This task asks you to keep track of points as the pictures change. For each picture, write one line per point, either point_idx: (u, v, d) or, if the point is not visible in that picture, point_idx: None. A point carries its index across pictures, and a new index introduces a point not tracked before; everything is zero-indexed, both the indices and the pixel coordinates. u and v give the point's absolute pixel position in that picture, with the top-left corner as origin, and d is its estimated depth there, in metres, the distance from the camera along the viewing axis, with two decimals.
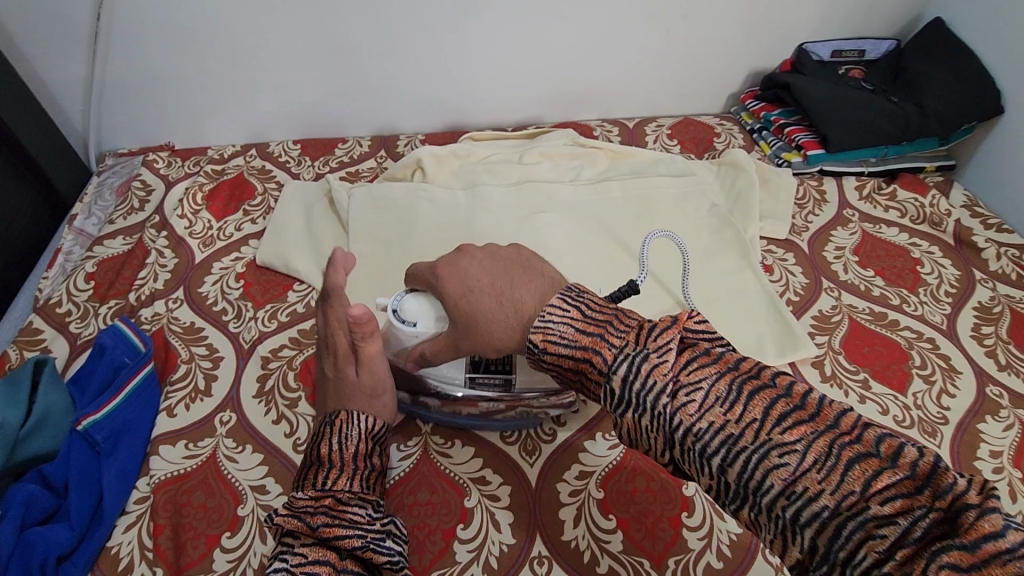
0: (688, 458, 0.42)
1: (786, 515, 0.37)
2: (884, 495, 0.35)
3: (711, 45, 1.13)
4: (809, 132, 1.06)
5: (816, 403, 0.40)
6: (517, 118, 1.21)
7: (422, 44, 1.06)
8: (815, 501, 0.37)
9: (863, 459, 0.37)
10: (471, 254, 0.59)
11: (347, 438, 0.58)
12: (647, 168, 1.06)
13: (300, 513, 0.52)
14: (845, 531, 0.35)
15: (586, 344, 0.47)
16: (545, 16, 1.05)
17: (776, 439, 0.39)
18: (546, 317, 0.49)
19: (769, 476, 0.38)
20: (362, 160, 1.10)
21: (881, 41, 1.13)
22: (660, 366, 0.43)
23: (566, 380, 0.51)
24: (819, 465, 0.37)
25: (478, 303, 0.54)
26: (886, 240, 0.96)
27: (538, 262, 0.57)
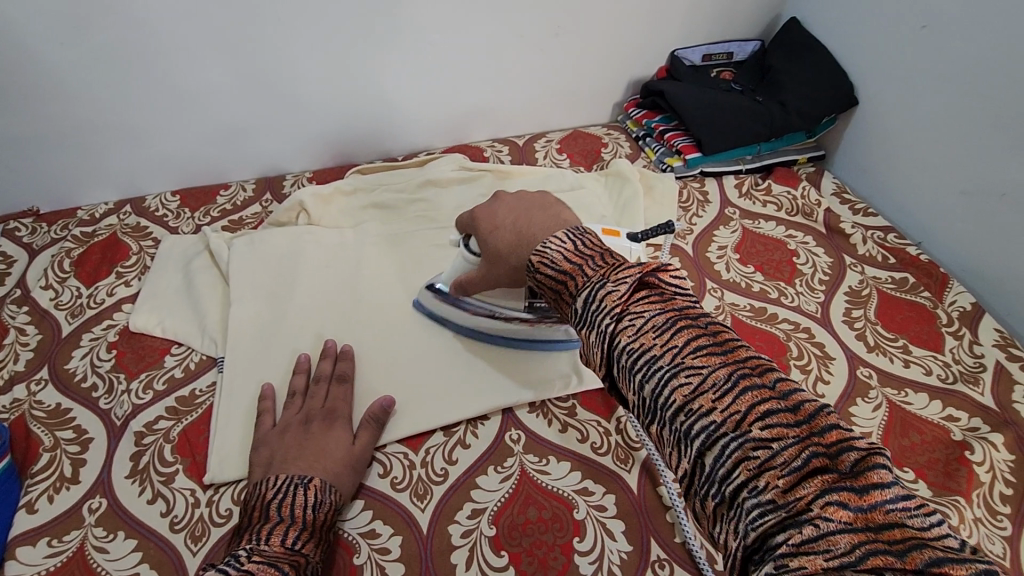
0: (618, 370, 0.48)
1: (679, 427, 0.44)
2: (768, 424, 0.40)
3: (587, 60, 1.16)
4: (686, 136, 1.10)
5: (739, 349, 0.45)
6: (408, 146, 1.20)
7: (293, 82, 1.04)
8: (709, 419, 0.42)
9: (765, 395, 0.41)
10: (502, 202, 0.68)
11: (320, 505, 0.61)
12: (536, 185, 1.07)
13: (273, 563, 0.53)
14: (727, 450, 0.41)
15: (567, 271, 0.55)
16: (417, 45, 1.05)
17: (689, 363, 0.45)
18: (546, 245, 0.58)
19: (675, 393, 0.44)
20: (246, 206, 1.06)
21: (746, 43, 1.19)
22: (612, 295, 0.50)
23: (548, 298, 0.59)
24: (658, 329, 0.47)
25: (502, 239, 0.65)
26: (764, 235, 1.00)
27: (559, 206, 0.66)
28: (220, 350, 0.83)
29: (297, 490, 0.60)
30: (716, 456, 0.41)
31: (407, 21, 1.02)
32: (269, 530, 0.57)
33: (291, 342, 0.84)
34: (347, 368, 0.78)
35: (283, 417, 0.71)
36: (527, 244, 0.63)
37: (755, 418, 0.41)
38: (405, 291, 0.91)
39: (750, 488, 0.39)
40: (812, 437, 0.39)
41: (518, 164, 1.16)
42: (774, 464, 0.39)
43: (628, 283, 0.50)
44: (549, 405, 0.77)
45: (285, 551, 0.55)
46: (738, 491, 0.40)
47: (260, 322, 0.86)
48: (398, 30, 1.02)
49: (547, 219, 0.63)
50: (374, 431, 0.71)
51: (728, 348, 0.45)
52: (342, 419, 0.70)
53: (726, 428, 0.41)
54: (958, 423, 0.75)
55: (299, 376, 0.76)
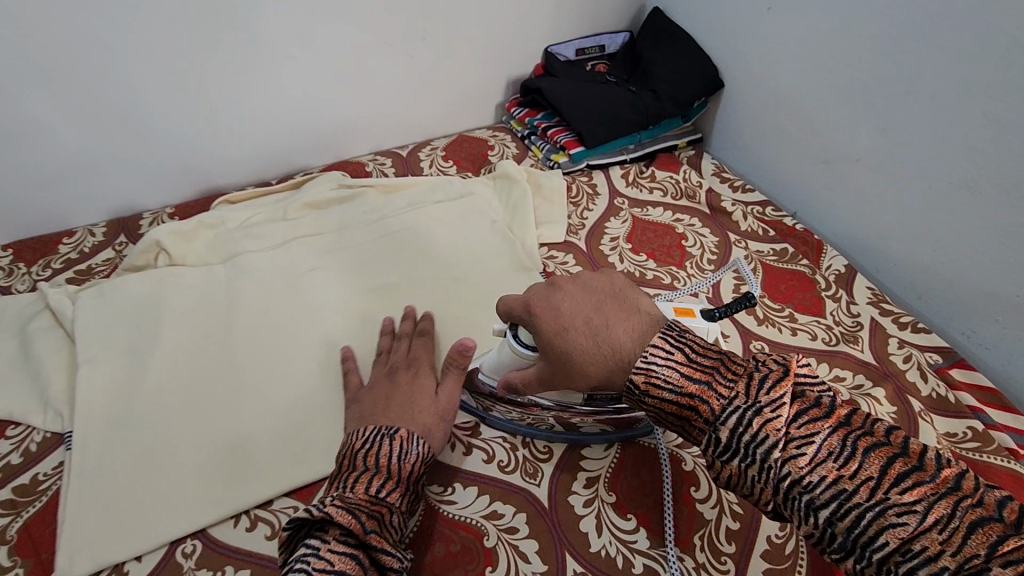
0: (791, 505, 0.46)
1: (829, 517, 0.44)
2: (1008, 559, 0.39)
3: (461, 63, 1.13)
4: (569, 132, 1.10)
5: (931, 463, 0.45)
6: (283, 169, 1.12)
7: (137, 111, 0.93)
8: (935, 561, 0.41)
9: (986, 522, 0.41)
10: (566, 293, 0.61)
11: (406, 455, 0.60)
12: (423, 196, 1.03)
13: (354, 510, 0.54)
14: (866, 519, 0.43)
15: (691, 392, 0.51)
16: (273, 59, 0.97)
17: (894, 499, 0.43)
18: (650, 360, 0.53)
19: (885, 534, 0.42)
20: (95, 252, 0.94)
21: (616, 34, 1.20)
22: (770, 422, 0.47)
23: (658, 418, 0.55)
24: (838, 456, 0.46)
25: (573, 342, 0.57)
26: (653, 221, 1.01)
27: (633, 297, 0.60)
28: (67, 423, 0.72)
29: (384, 440, 0.60)
30: (877, 542, 0.42)
31: (257, 34, 0.94)
32: (355, 479, 0.57)
33: (157, 404, 0.74)
34: (427, 325, 0.80)
35: (371, 377, 0.73)
36: (609, 356, 0.55)
37: (890, 483, 0.44)
38: (289, 325, 0.85)
39: (906, 554, 0.41)
40: (951, 491, 0.43)
41: (403, 176, 1.10)
42: (928, 530, 0.41)
43: (784, 405, 0.48)
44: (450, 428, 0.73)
45: (367, 500, 0.55)
46: (892, 559, 0.42)
47: (117, 384, 0.75)
48: (248, 45, 0.94)
49: (630, 325, 0.56)
50: (459, 374, 0.69)
51: (879, 440, 0.46)
52: (426, 369, 0.72)
53: (863, 498, 0.43)
54: (844, 381, 0.78)
55: (385, 337, 0.79)
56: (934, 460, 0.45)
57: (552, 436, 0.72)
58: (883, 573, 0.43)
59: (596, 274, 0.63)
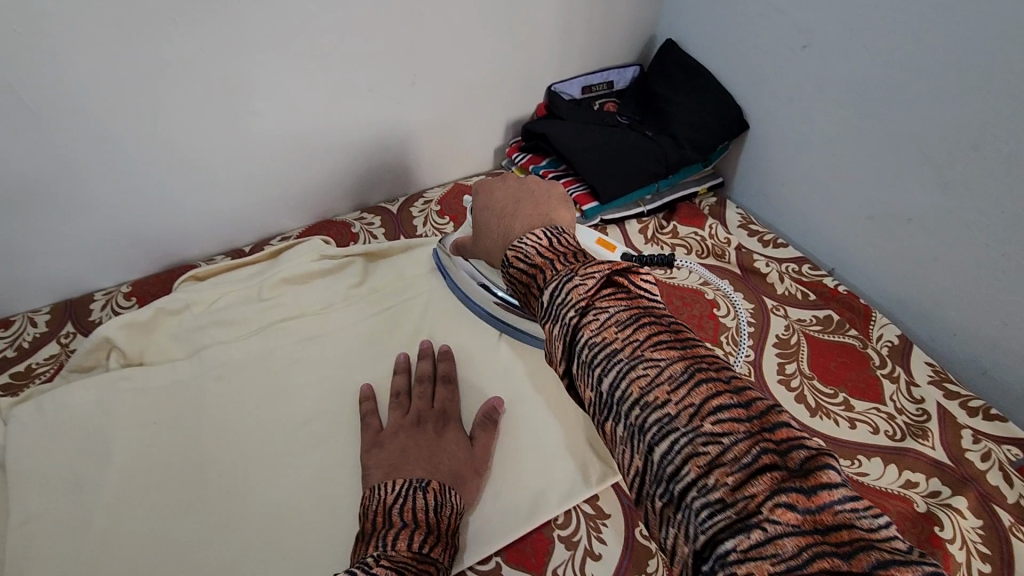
0: (593, 391, 0.44)
1: (633, 422, 0.41)
2: (791, 537, 0.33)
3: (454, 107, 1.01)
4: (579, 183, 0.98)
5: (781, 429, 0.37)
6: (258, 233, 0.99)
7: (79, 181, 0.80)
8: (717, 497, 0.35)
9: (795, 496, 0.34)
10: (500, 184, 0.71)
11: (442, 508, 0.57)
12: (418, 264, 0.90)
13: (403, 568, 0.49)
14: (678, 445, 0.38)
15: (537, 264, 0.53)
16: (239, 115, 0.85)
17: (708, 432, 0.38)
18: (522, 242, 0.56)
19: (686, 463, 0.37)
20: (37, 348, 0.81)
21: (624, 69, 1.09)
22: (580, 289, 0.47)
23: (518, 298, 0.56)
24: (674, 381, 0.41)
25: (486, 220, 0.69)
26: (678, 285, 0.90)
27: (550, 197, 0.67)
28: None
29: (418, 494, 0.57)
30: (667, 459, 0.38)
31: (219, 87, 0.81)
32: (394, 534, 0.52)
33: (105, 555, 0.63)
34: (448, 367, 0.75)
35: (390, 422, 0.68)
36: (501, 237, 0.65)
37: (708, 410, 0.38)
38: (270, 437, 0.72)
39: (701, 488, 0.36)
40: (781, 460, 0.35)
41: (395, 237, 0.98)
42: (726, 463, 0.36)
43: (618, 308, 0.45)
44: (468, 573, 0.61)
45: (413, 556, 0.51)
46: (687, 491, 0.37)
47: (60, 534, 0.63)
48: (211, 101, 0.81)
49: (529, 217, 0.63)
50: (492, 433, 0.68)
51: (737, 392, 0.39)
52: (455, 418, 0.69)
53: (680, 424, 0.39)
54: (918, 489, 0.68)
55: (399, 376, 0.73)
56: (767, 405, 0.39)
57: None
58: (664, 497, 0.38)
59: (542, 182, 0.70)
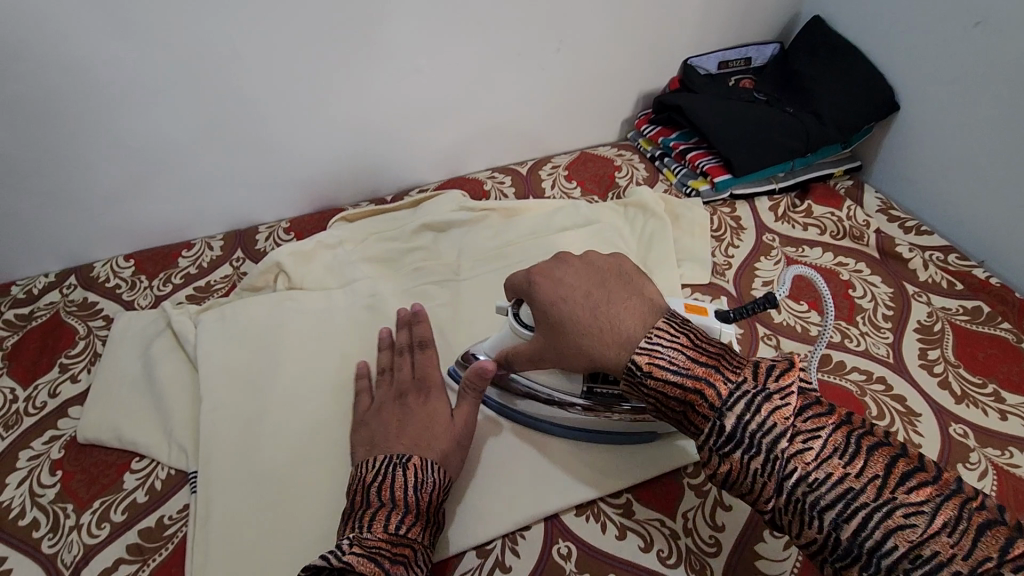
0: (792, 508, 0.45)
1: (804, 500, 0.44)
2: (1017, 563, 0.38)
3: (591, 76, 1.03)
4: (711, 156, 0.98)
5: (931, 464, 0.43)
6: (399, 184, 1.06)
7: (261, 121, 0.89)
8: (946, 566, 0.39)
9: (992, 524, 0.40)
10: (569, 266, 0.60)
11: (423, 486, 0.56)
12: (547, 222, 0.94)
13: (372, 554, 0.51)
14: (872, 521, 0.42)
15: (698, 374, 0.49)
16: (402, 70, 0.91)
17: (901, 498, 0.42)
18: (655, 342, 0.51)
19: (893, 536, 0.41)
20: (214, 268, 0.91)
21: (765, 46, 1.07)
22: (779, 408, 0.46)
23: (660, 410, 0.52)
24: (843, 452, 0.44)
25: (572, 313, 0.56)
26: (812, 264, 0.88)
27: (632, 276, 0.59)
28: (191, 461, 0.68)
29: (398, 470, 0.57)
30: (869, 533, 0.41)
31: (389, 45, 0.88)
32: (370, 516, 0.54)
33: (280, 447, 0.69)
34: (427, 334, 0.73)
35: (377, 395, 0.68)
36: (601, 334, 0.54)
37: (896, 482, 0.42)
38: None
39: (915, 559, 0.40)
40: (958, 493, 0.41)
41: (524, 196, 1.02)
42: (938, 532, 0.40)
43: (793, 393, 0.47)
44: (600, 504, 0.65)
45: (387, 540, 0.53)
46: (893, 560, 0.41)
47: (238, 422, 0.71)
48: (380, 55, 0.88)
49: (638, 311, 0.55)
50: (476, 398, 0.64)
51: (881, 440, 0.45)
52: (438, 389, 0.66)
53: (869, 497, 0.42)
54: None
55: (384, 352, 0.74)
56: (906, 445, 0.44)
57: (719, 525, 0.62)
58: (794, 504, 0.45)
59: (605, 254, 0.62)
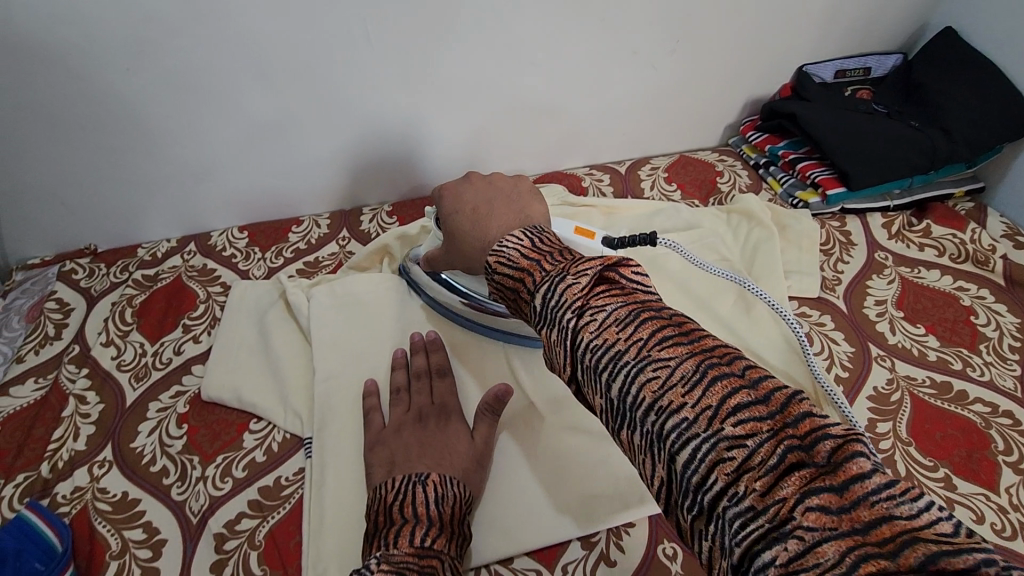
0: (585, 378, 0.41)
1: (651, 429, 0.36)
2: (737, 419, 0.34)
3: (702, 77, 1.01)
4: (824, 167, 0.95)
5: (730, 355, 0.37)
6: (498, 175, 1.07)
7: (381, 108, 0.91)
8: (678, 416, 0.35)
9: (740, 393, 0.34)
10: (473, 183, 0.68)
11: (443, 499, 0.56)
12: (647, 224, 0.93)
13: (406, 568, 0.48)
14: (631, 378, 0.38)
15: (525, 268, 0.49)
16: (518, 64, 0.92)
17: (654, 356, 0.38)
18: (502, 244, 0.52)
19: (641, 390, 0.37)
20: (322, 245, 0.95)
21: (885, 57, 1.04)
22: (572, 287, 0.43)
23: (507, 303, 0.52)
24: (622, 322, 0.40)
25: (460, 221, 0.65)
26: (929, 287, 0.84)
27: (524, 198, 0.66)
28: (306, 427, 0.71)
29: (417, 488, 0.56)
30: (634, 398, 0.37)
31: (508, 39, 0.88)
32: (396, 531, 0.52)
33: None
34: (443, 360, 0.74)
35: (392, 416, 0.67)
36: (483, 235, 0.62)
37: (655, 342, 0.39)
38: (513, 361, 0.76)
39: (660, 412, 0.36)
40: (714, 359, 0.36)
41: (623, 196, 1.02)
42: (692, 393, 0.35)
43: (588, 274, 0.43)
44: None
45: (414, 553, 0.50)
46: (717, 502, 0.32)
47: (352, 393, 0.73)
48: (501, 47, 0.89)
49: (506, 212, 0.63)
50: (492, 421, 0.67)
51: (671, 322, 0.40)
52: (458, 412, 0.68)
53: (630, 355, 0.38)
54: None
55: (399, 371, 0.73)
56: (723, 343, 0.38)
57: None
58: (583, 370, 0.41)
59: (507, 178, 0.69)
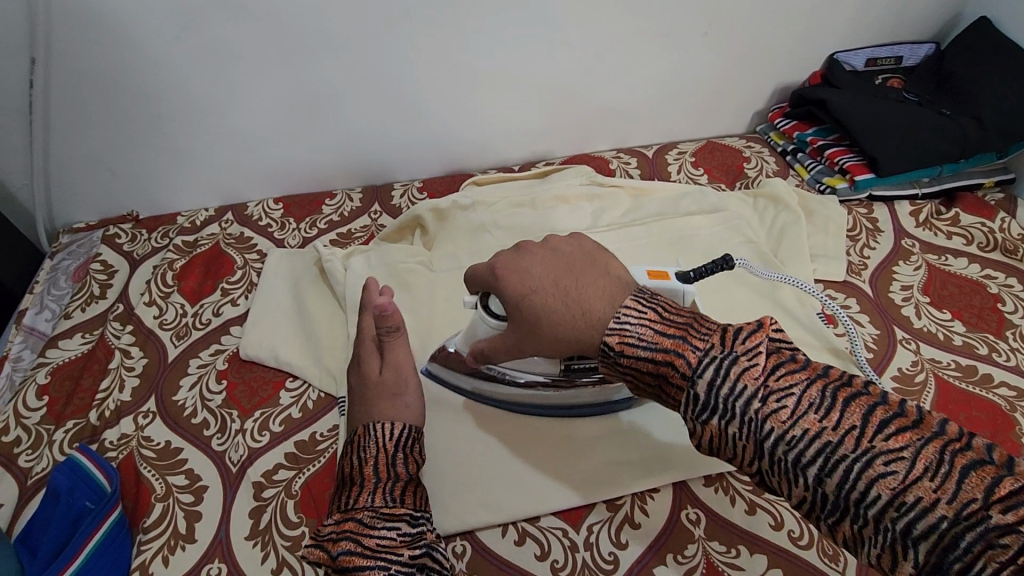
0: (776, 469, 0.41)
1: (785, 459, 0.40)
2: (1007, 502, 0.34)
3: (732, 63, 1.02)
4: (853, 154, 0.95)
5: (913, 410, 0.39)
6: (526, 155, 1.09)
7: (415, 85, 0.93)
8: (931, 511, 0.35)
9: (979, 465, 0.36)
10: (534, 256, 0.56)
11: (366, 453, 0.56)
12: (674, 205, 0.94)
13: (323, 541, 0.52)
14: (854, 472, 0.38)
15: (666, 348, 0.46)
16: (552, 44, 0.93)
17: (879, 447, 0.38)
18: (621, 319, 0.49)
19: (876, 486, 0.37)
20: (354, 217, 0.97)
21: (918, 46, 1.03)
22: (750, 371, 0.43)
23: (640, 386, 0.50)
24: (818, 407, 0.40)
25: (541, 306, 0.53)
26: (956, 274, 0.85)
27: (602, 260, 0.55)
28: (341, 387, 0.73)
29: (347, 449, 0.58)
30: (866, 497, 0.37)
31: (543, 20, 0.90)
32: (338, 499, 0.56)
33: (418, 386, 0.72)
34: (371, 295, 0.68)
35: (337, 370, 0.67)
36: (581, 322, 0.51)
37: (875, 431, 0.38)
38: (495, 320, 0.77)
39: (901, 507, 0.36)
40: (940, 436, 0.37)
41: (649, 178, 1.03)
42: (919, 478, 0.36)
43: (760, 353, 0.43)
44: (729, 478, 0.65)
45: (339, 519, 0.53)
46: None
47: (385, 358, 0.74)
48: (536, 27, 0.90)
49: (596, 287, 0.52)
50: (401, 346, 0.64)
51: (858, 390, 0.41)
52: (371, 345, 0.64)
53: (849, 449, 0.38)
54: None
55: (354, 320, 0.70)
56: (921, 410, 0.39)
57: None
58: (776, 464, 0.41)
59: (566, 239, 0.58)
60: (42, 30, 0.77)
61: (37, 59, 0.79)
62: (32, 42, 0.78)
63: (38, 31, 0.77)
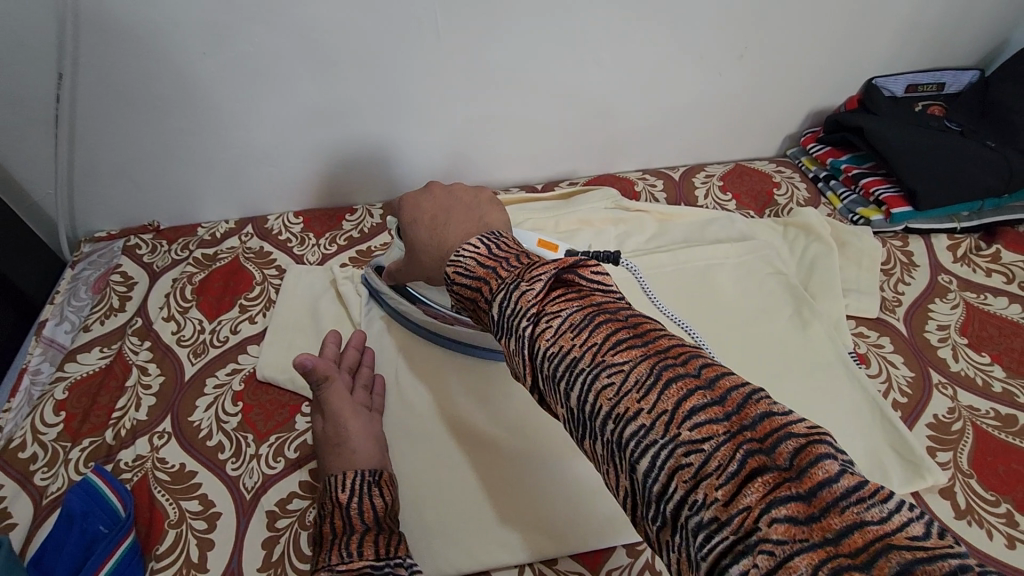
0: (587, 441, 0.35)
1: (610, 438, 0.33)
2: (777, 516, 0.27)
3: (765, 85, 0.99)
4: (889, 185, 0.92)
5: (738, 399, 0.32)
6: (548, 174, 1.07)
7: (442, 102, 0.92)
8: (716, 518, 0.29)
9: (775, 480, 0.28)
10: (432, 193, 0.65)
11: (328, 512, 0.56)
12: (701, 232, 0.92)
13: None
14: (657, 459, 0.31)
15: (482, 276, 0.44)
16: (581, 63, 0.91)
17: (685, 435, 0.31)
18: (459, 253, 0.47)
19: (672, 479, 0.30)
20: (374, 234, 0.96)
21: (962, 72, 1.00)
22: (527, 295, 0.39)
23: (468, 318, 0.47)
24: (641, 386, 0.33)
25: (416, 232, 0.62)
26: (996, 315, 0.81)
27: (488, 209, 0.60)
28: None
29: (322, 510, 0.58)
30: (661, 488, 0.31)
31: (572, 40, 0.88)
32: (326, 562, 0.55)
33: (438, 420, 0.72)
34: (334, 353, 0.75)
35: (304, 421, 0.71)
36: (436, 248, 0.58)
37: (683, 414, 0.31)
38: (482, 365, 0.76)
39: (692, 505, 0.29)
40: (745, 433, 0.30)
41: (676, 202, 1.00)
42: (713, 476, 0.29)
43: (543, 280, 0.39)
44: None
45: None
46: None
47: (420, 386, 0.75)
48: (565, 47, 0.89)
49: (464, 221, 0.58)
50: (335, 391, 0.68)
51: (690, 373, 0.33)
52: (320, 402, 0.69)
53: (656, 432, 0.32)
54: None
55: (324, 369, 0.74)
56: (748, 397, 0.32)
57: None
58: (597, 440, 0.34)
59: (468, 188, 0.65)
60: (70, 45, 0.77)
61: (64, 72, 0.79)
62: (61, 55, 0.77)
63: (67, 45, 0.76)
